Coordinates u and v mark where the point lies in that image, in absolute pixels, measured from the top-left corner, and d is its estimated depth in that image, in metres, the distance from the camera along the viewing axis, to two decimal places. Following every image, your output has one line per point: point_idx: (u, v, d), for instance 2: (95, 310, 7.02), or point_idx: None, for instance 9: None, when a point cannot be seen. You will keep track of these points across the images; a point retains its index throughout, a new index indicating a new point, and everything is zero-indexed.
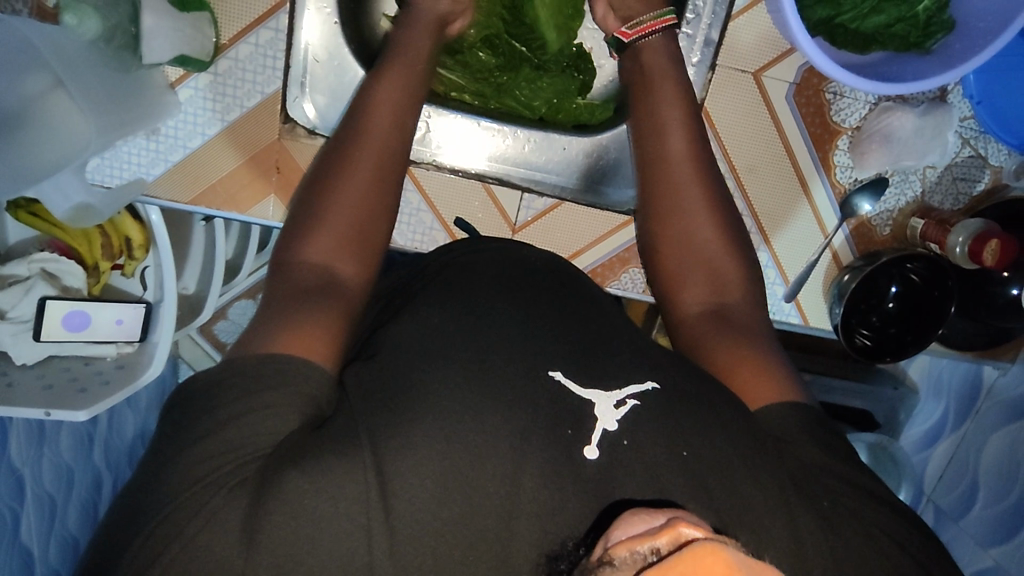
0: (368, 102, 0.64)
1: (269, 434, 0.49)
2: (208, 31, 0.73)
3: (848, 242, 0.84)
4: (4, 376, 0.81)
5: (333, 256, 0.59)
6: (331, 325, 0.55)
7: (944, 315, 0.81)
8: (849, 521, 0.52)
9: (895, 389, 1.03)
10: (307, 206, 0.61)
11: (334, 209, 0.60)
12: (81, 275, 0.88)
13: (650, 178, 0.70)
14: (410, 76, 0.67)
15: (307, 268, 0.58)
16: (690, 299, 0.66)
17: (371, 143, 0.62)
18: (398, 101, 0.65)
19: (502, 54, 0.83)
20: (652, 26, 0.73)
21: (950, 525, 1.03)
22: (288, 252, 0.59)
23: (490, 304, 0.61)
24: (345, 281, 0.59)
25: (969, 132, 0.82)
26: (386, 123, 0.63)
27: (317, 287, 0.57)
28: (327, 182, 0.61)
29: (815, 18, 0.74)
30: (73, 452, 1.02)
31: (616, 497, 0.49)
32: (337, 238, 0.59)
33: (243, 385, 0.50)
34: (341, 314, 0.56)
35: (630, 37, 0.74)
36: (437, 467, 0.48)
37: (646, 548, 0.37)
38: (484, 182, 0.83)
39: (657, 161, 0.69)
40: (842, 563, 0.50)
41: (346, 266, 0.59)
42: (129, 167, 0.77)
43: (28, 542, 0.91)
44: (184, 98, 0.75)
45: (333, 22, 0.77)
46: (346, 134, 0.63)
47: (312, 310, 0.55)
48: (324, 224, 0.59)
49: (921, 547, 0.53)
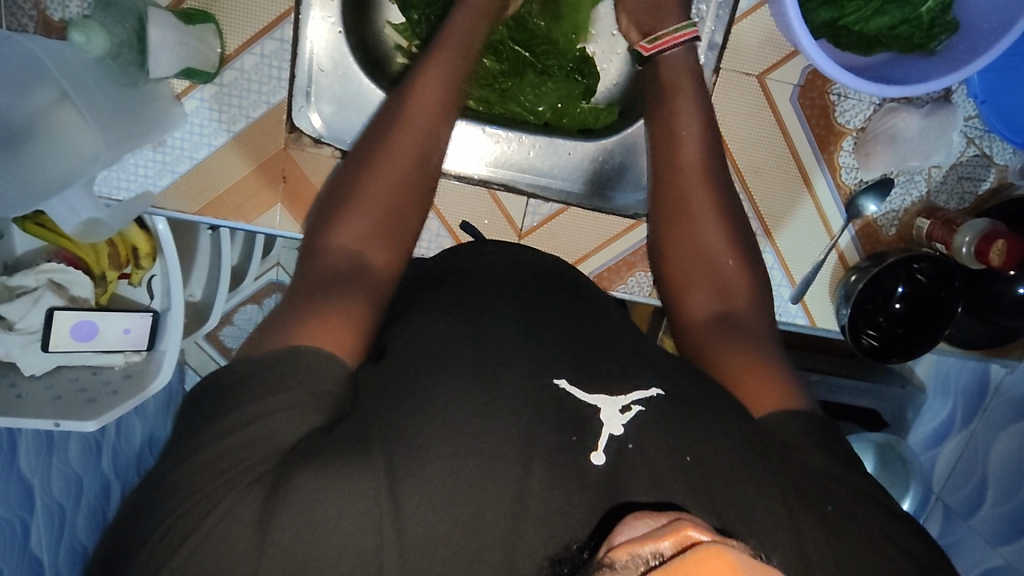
0: (410, 92, 0.65)
1: (275, 440, 0.48)
2: (213, 42, 0.74)
3: (853, 242, 0.85)
4: (13, 387, 0.82)
5: (365, 242, 0.60)
6: (359, 311, 0.57)
7: (951, 315, 0.81)
8: (851, 525, 0.52)
9: (904, 387, 1.03)
10: (343, 189, 0.63)
11: (368, 192, 0.61)
12: (88, 285, 0.87)
13: (660, 178, 0.71)
14: (445, 72, 0.67)
15: (337, 251, 0.59)
16: (696, 306, 0.66)
17: (400, 139, 0.63)
18: (441, 89, 0.66)
19: (506, 60, 0.82)
20: (671, 41, 0.73)
21: (959, 524, 1.03)
22: (321, 235, 0.61)
23: (499, 309, 0.61)
24: (374, 267, 0.60)
25: (974, 132, 0.82)
26: (421, 120, 0.64)
27: (341, 274, 0.58)
28: (363, 167, 0.63)
29: (818, 21, 0.74)
30: (82, 461, 1.02)
31: (617, 499, 0.49)
32: (370, 223, 0.61)
33: (268, 381, 0.50)
34: (370, 301, 0.58)
35: (650, 51, 0.74)
36: (442, 477, 0.48)
37: (648, 550, 0.37)
38: (488, 188, 0.84)
39: (670, 142, 0.71)
40: (843, 567, 0.50)
41: (377, 253, 0.61)
42: (136, 179, 0.78)
43: (38, 550, 0.92)
44: (190, 109, 0.76)
45: (337, 31, 0.76)
46: (383, 123, 0.65)
47: (338, 294, 0.56)
48: (358, 208, 0.61)
49: (922, 549, 0.53)
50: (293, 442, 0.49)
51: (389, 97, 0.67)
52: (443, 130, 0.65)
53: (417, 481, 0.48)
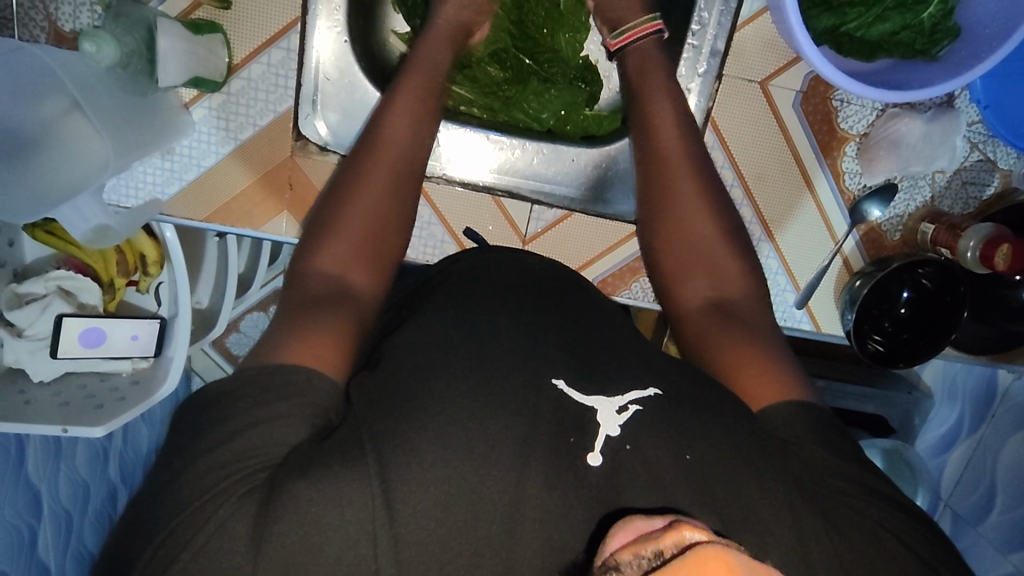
0: (382, 116, 0.66)
1: (274, 435, 0.50)
2: (221, 51, 0.75)
3: (858, 247, 0.85)
4: (22, 394, 0.83)
5: (346, 264, 0.61)
6: (340, 330, 0.57)
7: (956, 320, 0.80)
8: (851, 522, 0.52)
9: (910, 393, 1.01)
10: (322, 214, 0.63)
11: (346, 218, 0.61)
12: (95, 291, 0.88)
13: (649, 198, 0.70)
14: (419, 94, 0.67)
15: (320, 276, 0.60)
16: (692, 298, 0.67)
17: (386, 149, 0.64)
18: (415, 111, 0.67)
19: (510, 68, 0.85)
20: (636, 33, 0.75)
21: (969, 531, 1.02)
22: (301, 260, 0.61)
23: (492, 316, 0.61)
24: (358, 290, 0.60)
25: (977, 137, 0.82)
26: (400, 127, 0.65)
27: (328, 295, 0.58)
28: (339, 193, 0.63)
29: (818, 28, 0.74)
30: (89, 467, 1.03)
31: (614, 501, 0.50)
32: (348, 246, 0.61)
33: (253, 396, 0.51)
34: (351, 318, 0.58)
35: (615, 45, 0.76)
36: (442, 473, 0.49)
37: (649, 550, 0.37)
38: (493, 195, 0.84)
39: (660, 165, 0.70)
40: (846, 567, 0.50)
41: (360, 275, 0.61)
42: (144, 187, 0.79)
43: (46, 556, 0.92)
44: (197, 117, 0.77)
45: (343, 40, 0.78)
46: (361, 148, 0.65)
47: (322, 315, 0.57)
48: (338, 232, 0.61)
49: (927, 547, 0.53)
50: (285, 452, 0.50)
51: (385, 96, 0.68)
52: (423, 138, 0.66)
53: (418, 478, 0.48)
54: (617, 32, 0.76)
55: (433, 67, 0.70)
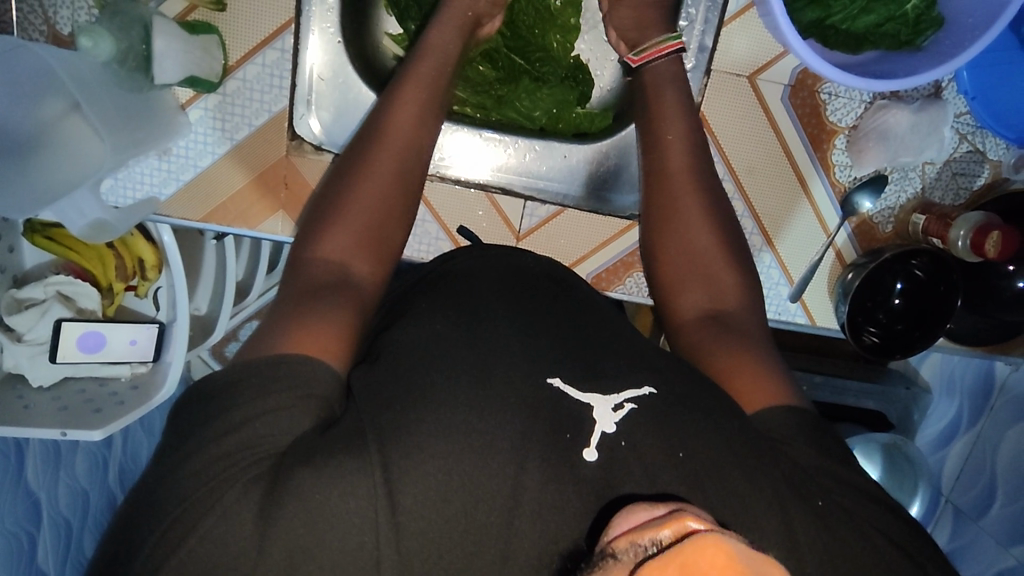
0: (387, 110, 0.67)
1: (267, 430, 0.49)
2: (217, 53, 0.76)
3: (850, 240, 0.85)
4: (20, 399, 0.83)
5: (349, 253, 0.61)
6: (342, 319, 0.57)
7: (950, 310, 0.80)
8: (842, 517, 0.52)
9: (908, 389, 1.02)
10: (324, 203, 0.64)
11: (349, 207, 0.62)
12: (94, 296, 0.89)
13: (650, 194, 0.71)
14: (420, 92, 0.68)
15: (323, 263, 0.60)
16: (688, 288, 0.68)
17: (391, 140, 0.65)
18: (421, 103, 0.67)
19: (501, 68, 0.86)
20: (657, 52, 0.75)
21: (971, 527, 1.01)
22: (302, 248, 0.62)
23: (489, 312, 0.62)
24: (360, 279, 0.61)
25: (965, 129, 0.83)
26: (405, 118, 0.66)
27: (330, 284, 0.59)
28: (342, 186, 0.64)
29: (805, 21, 0.76)
30: (89, 476, 1.03)
31: (612, 495, 0.50)
32: (352, 238, 0.61)
33: (254, 389, 0.51)
34: (352, 310, 0.58)
35: (637, 63, 0.76)
36: (436, 467, 0.49)
37: (646, 540, 0.37)
38: (487, 192, 0.85)
39: (664, 152, 0.71)
40: (837, 562, 0.50)
41: (362, 266, 0.62)
42: (142, 187, 0.80)
43: (45, 566, 0.92)
44: (194, 118, 0.78)
45: (336, 41, 0.79)
46: (366, 137, 0.66)
47: (320, 306, 0.57)
48: (339, 221, 0.62)
49: (913, 542, 0.53)
50: (290, 442, 0.50)
51: (383, 92, 0.69)
52: (426, 131, 0.67)
53: (410, 473, 0.48)
54: (638, 49, 0.77)
55: (436, 62, 0.71)
